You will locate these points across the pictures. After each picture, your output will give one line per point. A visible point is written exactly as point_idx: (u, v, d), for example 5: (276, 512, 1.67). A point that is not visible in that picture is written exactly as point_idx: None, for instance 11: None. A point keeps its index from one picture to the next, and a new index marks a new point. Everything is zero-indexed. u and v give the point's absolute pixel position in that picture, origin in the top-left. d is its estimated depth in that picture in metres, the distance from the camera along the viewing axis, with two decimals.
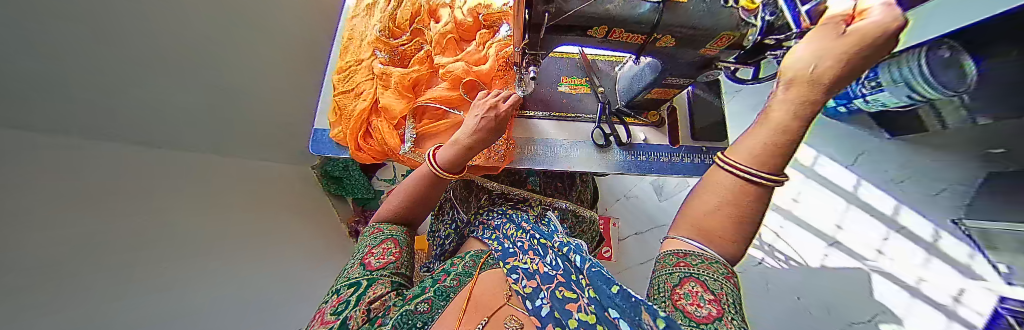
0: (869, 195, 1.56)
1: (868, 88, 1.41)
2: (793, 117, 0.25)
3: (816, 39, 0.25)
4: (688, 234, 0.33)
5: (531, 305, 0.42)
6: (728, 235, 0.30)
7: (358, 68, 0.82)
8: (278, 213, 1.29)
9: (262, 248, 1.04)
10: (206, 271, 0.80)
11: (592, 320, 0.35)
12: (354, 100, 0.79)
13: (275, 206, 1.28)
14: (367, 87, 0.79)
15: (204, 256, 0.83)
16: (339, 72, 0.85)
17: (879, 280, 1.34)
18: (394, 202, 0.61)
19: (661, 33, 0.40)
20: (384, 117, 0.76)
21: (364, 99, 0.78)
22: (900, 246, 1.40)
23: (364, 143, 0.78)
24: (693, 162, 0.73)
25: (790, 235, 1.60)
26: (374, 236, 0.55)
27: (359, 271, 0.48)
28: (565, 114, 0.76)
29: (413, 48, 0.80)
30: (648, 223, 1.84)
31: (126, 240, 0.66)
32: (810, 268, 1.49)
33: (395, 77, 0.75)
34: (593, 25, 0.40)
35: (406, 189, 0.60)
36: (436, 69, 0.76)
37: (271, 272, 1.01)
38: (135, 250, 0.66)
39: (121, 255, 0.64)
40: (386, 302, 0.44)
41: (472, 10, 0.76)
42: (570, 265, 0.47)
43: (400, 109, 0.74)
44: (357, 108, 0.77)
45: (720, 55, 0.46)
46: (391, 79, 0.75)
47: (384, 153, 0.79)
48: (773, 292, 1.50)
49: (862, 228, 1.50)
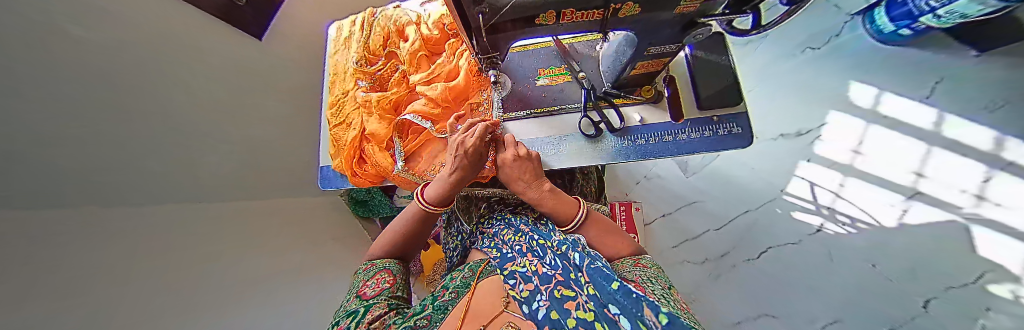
0: (957, 131, 1.24)
1: (937, 0, 1.15)
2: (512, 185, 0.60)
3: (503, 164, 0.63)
4: (620, 246, 0.55)
5: (527, 309, 0.39)
6: (616, 239, 0.56)
7: (345, 101, 0.84)
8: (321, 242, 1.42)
9: (297, 279, 1.13)
10: (253, 300, 0.89)
11: (589, 317, 0.32)
12: (346, 130, 0.82)
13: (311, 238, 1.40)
14: (355, 116, 0.80)
15: (254, 286, 0.93)
16: (332, 107, 0.87)
17: (991, 232, 1.04)
18: (386, 237, 0.65)
19: (618, 3, 0.34)
20: (374, 141, 0.77)
21: (353, 127, 0.79)
22: (1011, 185, 1.07)
23: (360, 169, 0.79)
24: (704, 137, 0.63)
25: (854, 194, 1.37)
26: (367, 271, 0.59)
27: (355, 300, 0.51)
28: (548, 108, 0.70)
29: (389, 71, 0.80)
30: (676, 201, 1.69)
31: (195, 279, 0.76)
32: (885, 230, 1.24)
33: (376, 102, 0.75)
34: (539, 12, 0.35)
35: (393, 231, 0.66)
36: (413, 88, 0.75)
37: (305, 304, 1.08)
38: (202, 282, 0.77)
39: (189, 289, 0.72)
40: (386, 321, 0.45)
41: (437, 22, 0.74)
42: (570, 263, 0.43)
43: (383, 131, 0.75)
44: (348, 137, 0.79)
45: (704, 8, 0.38)
46: (371, 104, 0.76)
47: (379, 176, 0.80)
48: (838, 259, 1.30)
49: (950, 171, 1.20)
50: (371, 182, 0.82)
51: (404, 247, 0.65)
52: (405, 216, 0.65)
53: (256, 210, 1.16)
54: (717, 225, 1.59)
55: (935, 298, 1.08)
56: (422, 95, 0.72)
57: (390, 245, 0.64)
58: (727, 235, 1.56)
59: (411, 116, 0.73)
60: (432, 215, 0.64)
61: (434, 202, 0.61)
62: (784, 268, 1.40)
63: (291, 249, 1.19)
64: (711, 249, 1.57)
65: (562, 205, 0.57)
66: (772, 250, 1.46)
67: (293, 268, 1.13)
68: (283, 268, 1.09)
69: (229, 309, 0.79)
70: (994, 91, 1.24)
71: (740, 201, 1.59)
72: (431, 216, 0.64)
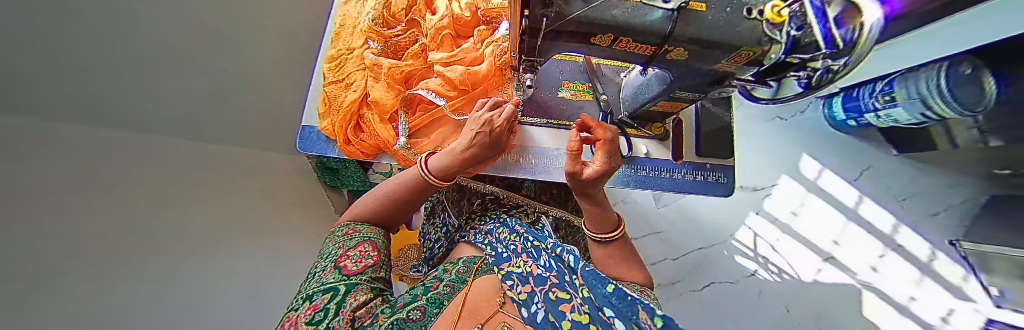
0: (868, 211, 1.51)
1: (882, 103, 1.33)
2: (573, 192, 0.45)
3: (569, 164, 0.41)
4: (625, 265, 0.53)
5: (526, 313, 0.37)
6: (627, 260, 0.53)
7: (349, 58, 0.77)
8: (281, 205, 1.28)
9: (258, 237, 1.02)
10: (212, 252, 0.80)
11: (585, 320, 0.29)
12: (344, 91, 0.75)
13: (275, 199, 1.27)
14: (358, 78, 0.74)
15: (213, 236, 0.83)
16: (331, 61, 0.79)
17: (870, 297, 1.35)
18: (371, 200, 0.59)
19: (673, 45, 0.36)
20: (375, 110, 0.72)
21: (355, 90, 0.73)
22: (895, 263, 1.39)
23: (355, 137, 0.73)
24: (696, 179, 0.69)
25: (785, 248, 1.57)
26: (348, 237, 0.53)
27: (332, 275, 0.45)
28: (565, 122, 0.73)
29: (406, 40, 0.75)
30: (644, 228, 1.77)
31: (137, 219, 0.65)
32: (802, 283, 1.47)
33: (387, 69, 0.70)
34: (601, 32, 0.36)
35: (383, 192, 0.60)
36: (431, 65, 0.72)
37: (265, 264, 0.99)
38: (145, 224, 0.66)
39: (121, 230, 0.61)
40: (371, 310, 0.41)
41: (471, 4, 0.73)
42: (564, 266, 0.43)
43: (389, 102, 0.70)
44: (346, 99, 0.73)
45: (736, 71, 0.42)
46: (381, 69, 0.71)
47: (374, 148, 0.74)
48: (765, 301, 1.49)
49: (859, 244, 1.47)
50: (359, 152, 0.75)
51: (388, 215, 0.60)
52: (402, 180, 0.58)
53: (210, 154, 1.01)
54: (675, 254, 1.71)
55: None
56: (441, 75, 0.69)
57: (373, 209, 0.59)
58: (681, 266, 1.67)
59: (427, 93, 0.70)
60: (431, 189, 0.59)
61: (437, 173, 0.55)
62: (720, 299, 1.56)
63: (252, 206, 1.07)
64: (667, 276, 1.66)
65: (601, 218, 0.53)
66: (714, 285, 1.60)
67: (257, 225, 1.03)
68: (248, 225, 0.99)
69: (184, 255, 0.72)
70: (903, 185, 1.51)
71: (695, 239, 1.72)
72: (430, 188, 0.59)
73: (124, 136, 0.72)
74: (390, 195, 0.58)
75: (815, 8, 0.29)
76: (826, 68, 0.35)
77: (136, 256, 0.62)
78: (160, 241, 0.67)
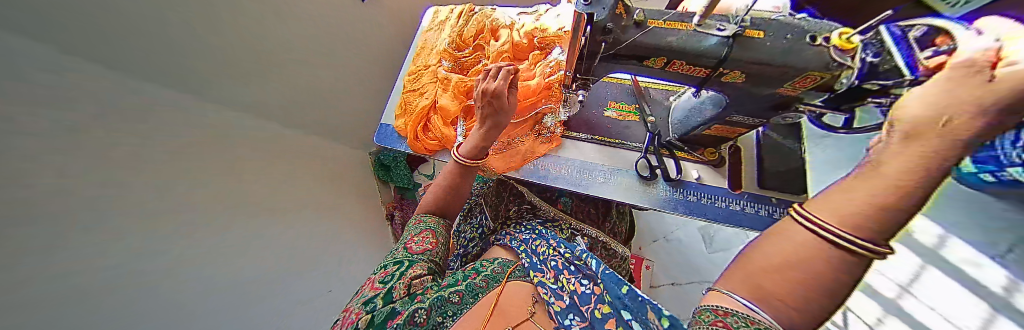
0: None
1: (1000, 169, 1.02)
2: (908, 175, 0.20)
3: (943, 81, 0.20)
4: (731, 289, 0.26)
5: (561, 321, 0.44)
6: (780, 293, 0.23)
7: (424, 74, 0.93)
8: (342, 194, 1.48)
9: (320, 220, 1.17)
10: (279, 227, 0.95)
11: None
12: (418, 98, 0.90)
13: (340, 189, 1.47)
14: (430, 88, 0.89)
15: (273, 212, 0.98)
16: (410, 75, 0.96)
17: None
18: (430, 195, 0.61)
19: (729, 68, 0.38)
20: (441, 115, 0.84)
21: (427, 97, 0.88)
22: None
23: (422, 136, 0.86)
24: (756, 214, 0.63)
25: None
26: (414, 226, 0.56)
27: (399, 251, 0.52)
28: (609, 139, 0.75)
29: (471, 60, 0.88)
30: (688, 272, 1.55)
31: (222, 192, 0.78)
32: None
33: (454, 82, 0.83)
34: (654, 55, 0.40)
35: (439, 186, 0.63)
36: None
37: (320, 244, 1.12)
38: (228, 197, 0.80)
39: None
40: (424, 284, 0.47)
41: (529, 33, 0.83)
42: (587, 272, 0.49)
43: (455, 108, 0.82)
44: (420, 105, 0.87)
45: (804, 97, 0.41)
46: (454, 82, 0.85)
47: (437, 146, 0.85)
48: None
49: None
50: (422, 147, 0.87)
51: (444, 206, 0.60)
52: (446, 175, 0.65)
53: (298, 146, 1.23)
54: None
55: None
56: None
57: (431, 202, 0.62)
58: None
59: None
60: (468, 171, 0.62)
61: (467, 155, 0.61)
62: None
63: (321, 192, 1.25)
64: None
65: (775, 234, 0.26)
66: None
67: (319, 207, 1.20)
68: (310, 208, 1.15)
69: None
70: None
71: None
72: (468, 173, 0.62)
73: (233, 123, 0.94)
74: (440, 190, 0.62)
75: (892, 36, 0.31)
76: None
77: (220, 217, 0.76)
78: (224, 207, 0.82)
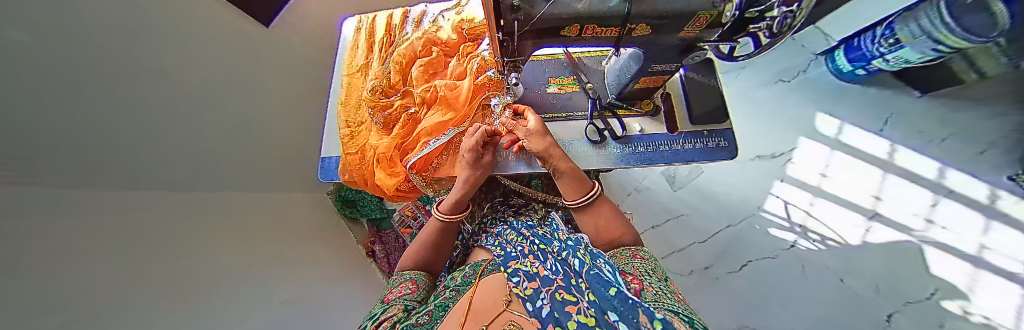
0: (904, 160, 1.41)
1: (885, 47, 1.29)
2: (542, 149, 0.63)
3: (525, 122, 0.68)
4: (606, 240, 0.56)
5: (532, 307, 0.37)
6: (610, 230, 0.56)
7: (361, 83, 0.91)
8: (314, 239, 1.35)
9: (294, 274, 1.06)
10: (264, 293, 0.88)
11: (591, 322, 0.30)
12: (359, 133, 0.84)
13: (309, 234, 1.33)
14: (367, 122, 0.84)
15: (250, 281, 0.87)
16: (346, 87, 0.92)
17: (932, 253, 1.22)
18: (415, 247, 0.64)
19: (635, 23, 0.40)
20: (381, 149, 0.78)
21: (367, 134, 0.82)
22: (951, 211, 1.26)
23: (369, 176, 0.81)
24: (694, 148, 0.70)
25: (821, 212, 1.44)
26: (394, 279, 0.57)
27: (376, 305, 0.49)
28: (557, 114, 0.76)
29: (400, 59, 0.82)
30: (664, 213, 1.68)
31: (182, 272, 0.68)
32: (851, 247, 1.33)
33: (394, 110, 0.80)
34: (566, 24, 0.41)
35: (421, 242, 0.64)
36: (425, 99, 0.77)
37: (305, 299, 1.03)
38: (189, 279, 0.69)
39: (173, 282, 0.64)
40: (394, 319, 0.42)
41: (456, 27, 0.82)
42: (569, 269, 0.43)
43: (393, 146, 0.77)
44: (361, 142, 0.82)
45: (703, 36, 0.45)
46: (385, 116, 0.81)
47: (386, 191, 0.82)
48: (812, 274, 1.34)
49: (903, 198, 1.34)
50: (400, 198, 0.86)
51: (430, 260, 0.62)
52: (421, 239, 0.64)
53: (244, 202, 1.08)
54: (703, 237, 1.58)
55: (898, 311, 1.17)
56: (439, 104, 0.74)
57: (415, 257, 0.62)
58: (713, 247, 1.55)
59: (423, 125, 0.74)
60: (452, 227, 0.66)
61: (446, 211, 0.65)
62: (766, 281, 1.40)
63: (288, 249, 1.13)
64: (698, 261, 1.54)
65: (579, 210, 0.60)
66: (752, 263, 1.46)
67: (287, 263, 1.08)
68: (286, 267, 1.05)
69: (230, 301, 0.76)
70: (935, 115, 1.44)
71: (720, 216, 1.60)
72: (452, 226, 0.66)
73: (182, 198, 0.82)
74: (425, 251, 0.62)
75: None
76: (783, 15, 0.37)
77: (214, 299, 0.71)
78: (211, 288, 0.74)
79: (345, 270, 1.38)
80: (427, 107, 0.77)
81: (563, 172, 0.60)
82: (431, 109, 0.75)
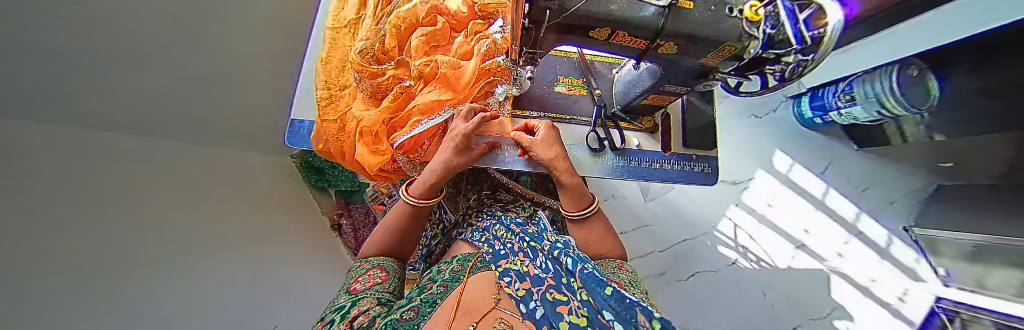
0: (834, 200, 1.62)
1: (844, 102, 1.43)
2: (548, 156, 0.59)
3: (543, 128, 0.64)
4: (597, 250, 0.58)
5: (525, 308, 0.38)
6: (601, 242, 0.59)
7: (348, 42, 0.81)
8: (273, 203, 1.23)
9: (250, 238, 0.97)
10: (211, 256, 0.78)
11: (582, 322, 0.30)
12: (342, 99, 0.76)
13: (267, 198, 1.20)
14: (353, 89, 0.76)
15: (194, 240, 0.76)
16: (330, 43, 0.83)
17: (837, 280, 1.42)
18: (384, 231, 0.59)
19: (665, 39, 0.40)
20: (364, 122, 0.71)
21: (352, 103, 0.75)
22: (858, 248, 1.49)
23: (350, 150, 0.74)
24: (682, 169, 0.74)
25: (761, 237, 1.63)
26: (358, 268, 0.53)
27: (342, 296, 0.45)
28: (558, 115, 0.76)
29: (399, 22, 0.72)
30: (633, 221, 1.79)
31: (102, 226, 0.57)
32: (777, 269, 1.53)
33: (385, 80, 0.72)
34: (597, 26, 0.39)
35: (386, 225, 0.60)
36: (423, 74, 0.70)
37: (263, 265, 0.94)
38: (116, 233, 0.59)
39: (84, 237, 0.53)
40: (372, 315, 0.39)
41: (468, 1, 0.76)
42: (561, 268, 0.42)
43: (379, 121, 0.70)
44: (344, 110, 0.74)
45: (719, 66, 0.47)
46: (374, 84, 0.73)
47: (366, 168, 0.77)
48: (743, 288, 1.52)
49: (825, 233, 1.57)
50: (381, 177, 0.81)
51: (402, 244, 0.60)
52: (390, 224, 0.59)
53: (177, 155, 0.91)
54: (663, 246, 1.72)
55: (800, 325, 1.36)
56: (438, 83, 0.68)
57: (382, 240, 0.58)
58: (669, 256, 1.69)
59: (416, 104, 0.68)
60: (422, 212, 0.61)
61: (418, 195, 0.59)
62: (706, 291, 1.57)
63: (243, 213, 1.02)
64: (653, 267, 1.67)
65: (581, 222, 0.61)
66: (699, 273, 1.62)
67: (240, 227, 0.96)
68: (239, 231, 0.94)
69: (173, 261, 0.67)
70: (871, 170, 1.66)
71: (680, 229, 1.75)
72: (422, 211, 0.61)
73: (109, 143, 0.70)
74: (394, 235, 0.58)
75: (785, 10, 0.34)
76: (798, 62, 0.38)
77: (148, 253, 0.61)
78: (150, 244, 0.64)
79: (311, 239, 1.29)
80: (424, 84, 0.70)
81: (567, 187, 0.58)
82: (428, 87, 0.69)
